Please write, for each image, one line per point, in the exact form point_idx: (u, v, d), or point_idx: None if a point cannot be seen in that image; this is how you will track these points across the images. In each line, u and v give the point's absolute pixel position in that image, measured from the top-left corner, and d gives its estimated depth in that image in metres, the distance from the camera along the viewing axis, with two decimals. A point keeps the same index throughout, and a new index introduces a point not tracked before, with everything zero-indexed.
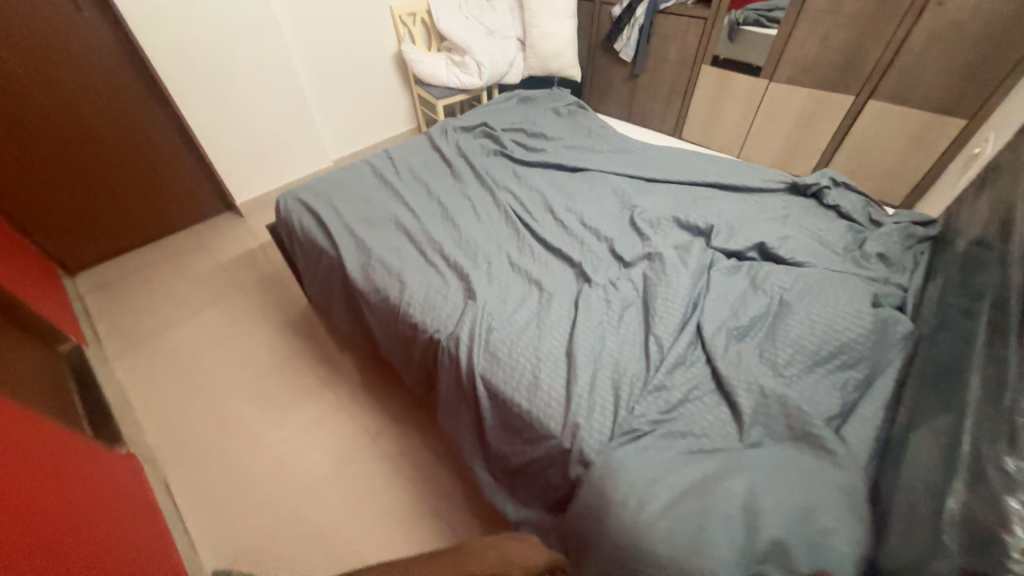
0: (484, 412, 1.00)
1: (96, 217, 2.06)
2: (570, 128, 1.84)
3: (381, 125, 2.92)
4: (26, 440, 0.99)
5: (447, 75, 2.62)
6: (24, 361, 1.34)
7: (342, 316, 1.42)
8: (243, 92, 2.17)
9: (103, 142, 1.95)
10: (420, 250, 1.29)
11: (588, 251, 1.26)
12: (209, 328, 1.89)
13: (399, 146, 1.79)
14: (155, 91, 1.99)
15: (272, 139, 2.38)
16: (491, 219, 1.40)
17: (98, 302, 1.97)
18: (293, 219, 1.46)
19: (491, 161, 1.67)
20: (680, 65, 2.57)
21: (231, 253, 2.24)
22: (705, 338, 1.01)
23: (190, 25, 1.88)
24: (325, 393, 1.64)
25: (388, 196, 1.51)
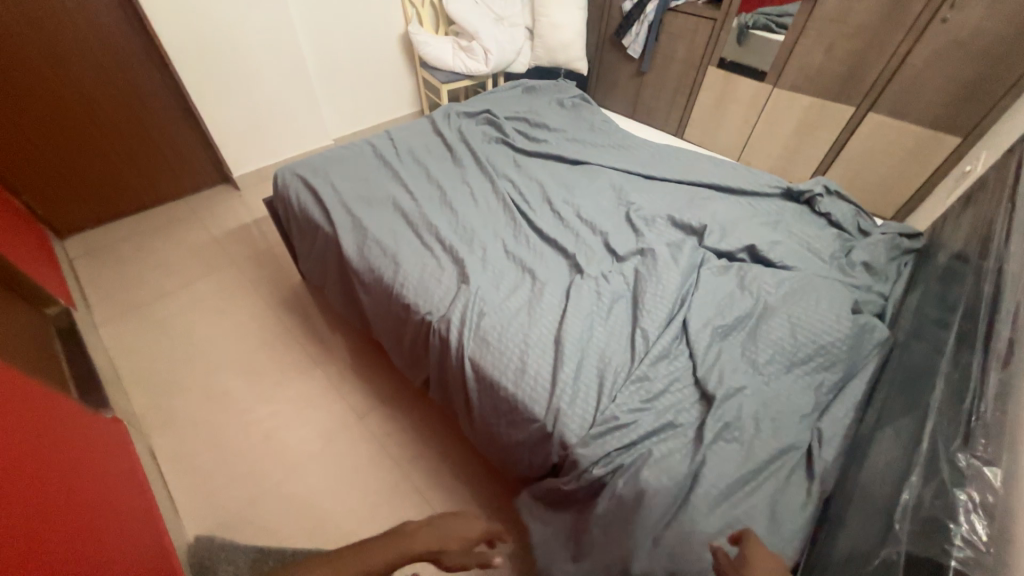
0: (471, 394, 1.03)
1: (87, 179, 2.03)
2: (573, 120, 1.84)
3: (384, 106, 2.90)
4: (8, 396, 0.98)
5: (453, 60, 2.61)
6: (12, 321, 1.33)
7: (335, 294, 1.43)
8: (246, 63, 2.14)
9: (98, 105, 1.92)
10: (416, 232, 1.30)
11: (582, 243, 1.28)
12: (200, 300, 1.88)
13: (401, 127, 1.79)
14: (154, 55, 1.95)
15: (272, 113, 2.36)
16: (488, 206, 1.41)
17: (88, 267, 1.96)
18: (291, 194, 1.45)
19: (492, 148, 1.67)
20: (686, 65, 2.58)
21: (226, 226, 2.22)
22: (690, 334, 1.03)
23: None
24: (315, 370, 1.65)
25: (387, 177, 1.51)
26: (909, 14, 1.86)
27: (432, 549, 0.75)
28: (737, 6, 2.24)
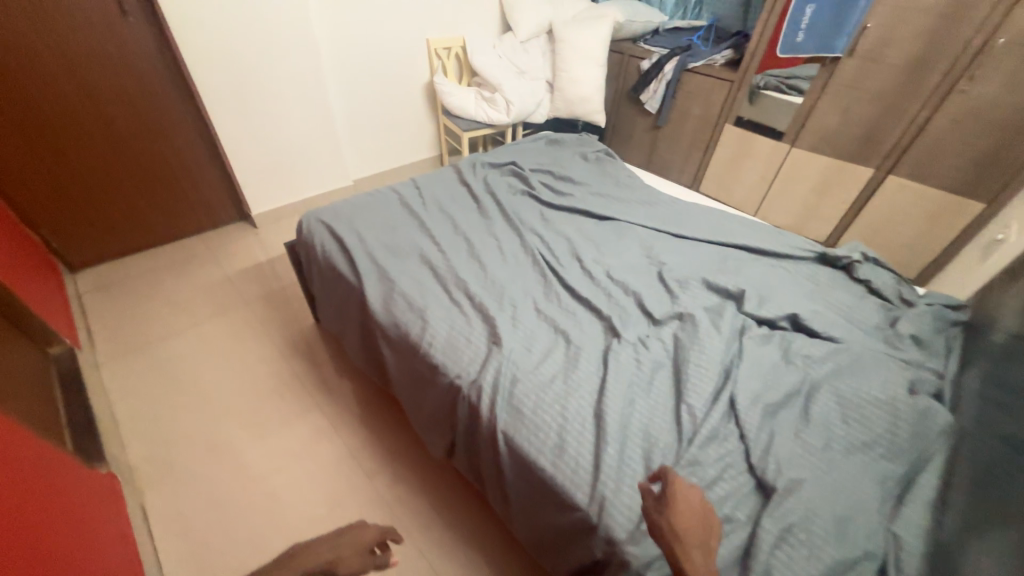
0: (503, 469, 0.94)
1: (106, 213, 2.02)
2: (599, 174, 1.84)
3: (405, 151, 2.95)
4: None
5: (475, 109, 2.68)
6: (12, 363, 1.27)
7: (353, 346, 1.37)
8: (276, 107, 2.17)
9: (126, 141, 1.94)
10: (444, 287, 1.25)
11: (616, 304, 1.23)
12: (208, 343, 1.81)
13: (426, 176, 1.80)
14: (185, 95, 1.99)
15: (297, 155, 2.37)
16: (517, 261, 1.37)
17: (98, 303, 1.92)
18: (315, 241, 1.42)
19: (519, 201, 1.66)
20: (703, 122, 2.62)
21: (240, 264, 2.19)
22: (739, 411, 0.96)
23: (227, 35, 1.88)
24: (323, 424, 1.56)
25: (414, 227, 1.48)
26: (926, 84, 1.90)
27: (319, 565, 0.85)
28: (753, 69, 2.31)
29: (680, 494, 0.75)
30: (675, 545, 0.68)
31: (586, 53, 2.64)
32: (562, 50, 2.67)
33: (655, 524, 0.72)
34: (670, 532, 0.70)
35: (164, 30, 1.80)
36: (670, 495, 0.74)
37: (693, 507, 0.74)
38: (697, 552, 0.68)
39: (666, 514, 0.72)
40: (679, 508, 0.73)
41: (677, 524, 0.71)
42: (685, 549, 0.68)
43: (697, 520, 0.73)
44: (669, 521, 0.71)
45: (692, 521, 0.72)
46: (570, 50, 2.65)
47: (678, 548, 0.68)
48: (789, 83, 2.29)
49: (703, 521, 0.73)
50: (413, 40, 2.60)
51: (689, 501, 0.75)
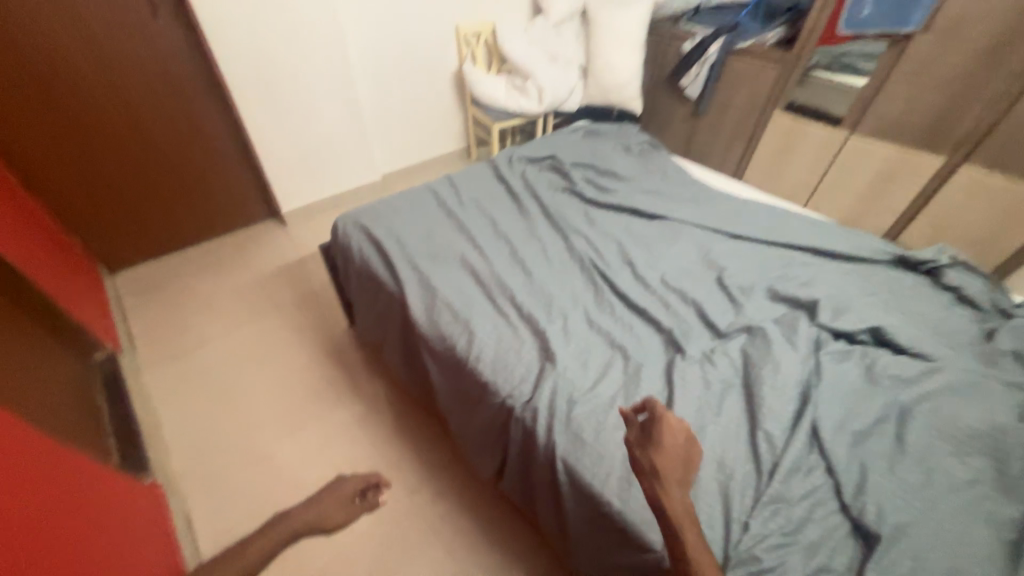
0: (562, 498, 0.88)
1: (141, 213, 2.02)
2: (644, 168, 1.73)
3: (433, 144, 2.87)
4: (38, 469, 0.87)
5: (506, 99, 2.58)
6: (52, 374, 1.28)
7: (394, 354, 1.32)
8: (306, 101, 2.12)
9: (158, 140, 1.92)
10: (489, 295, 1.19)
11: (676, 315, 1.14)
12: (244, 347, 1.81)
13: (461, 172, 1.73)
14: (213, 90, 1.93)
15: (328, 151, 2.32)
16: (563, 265, 1.29)
17: (139, 305, 1.94)
18: (352, 246, 1.37)
19: (560, 198, 1.57)
20: (748, 108, 2.44)
21: (273, 264, 2.18)
22: (824, 440, 0.87)
23: (258, 28, 1.83)
24: (362, 431, 1.53)
25: (453, 229, 1.41)
26: (1015, 60, 1.69)
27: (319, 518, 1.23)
28: (813, 46, 2.12)
29: (666, 429, 0.72)
30: (656, 485, 0.68)
31: (623, 36, 2.48)
32: (597, 34, 2.52)
33: (636, 459, 0.72)
34: (651, 469, 0.70)
35: (193, 25, 1.74)
36: (655, 431, 0.72)
37: (677, 441, 0.72)
38: (677, 490, 0.69)
39: (648, 451, 0.71)
40: (664, 445, 0.71)
41: (658, 461, 0.70)
42: (665, 486, 0.69)
43: (679, 458, 0.72)
44: (650, 459, 0.71)
45: (674, 460, 0.70)
46: (606, 33, 2.49)
47: (659, 487, 0.69)
48: (843, 61, 2.16)
49: (686, 454, 0.72)
50: (441, 28, 2.50)
51: (674, 436, 0.72)
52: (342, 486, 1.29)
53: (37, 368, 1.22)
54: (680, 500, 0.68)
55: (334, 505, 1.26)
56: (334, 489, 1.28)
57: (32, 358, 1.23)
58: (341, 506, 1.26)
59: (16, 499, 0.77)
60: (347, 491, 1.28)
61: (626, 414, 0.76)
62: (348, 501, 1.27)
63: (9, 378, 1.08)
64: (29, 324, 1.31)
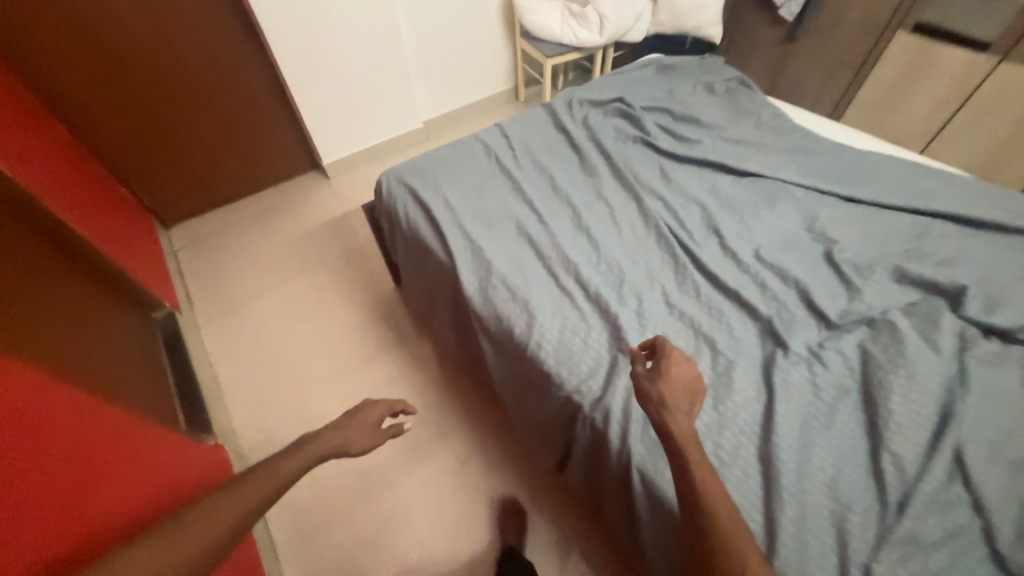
0: (635, 508, 0.78)
1: (189, 165, 1.97)
2: (730, 111, 1.44)
3: (478, 85, 2.60)
4: (88, 418, 0.87)
5: (562, 30, 2.26)
6: (116, 334, 1.29)
7: (444, 327, 1.23)
8: (344, 42, 1.91)
9: (196, 89, 1.81)
10: (550, 270, 1.04)
11: (775, 299, 0.96)
12: (292, 307, 1.78)
13: (512, 119, 1.52)
14: (249, 31, 1.77)
15: (370, 97, 2.14)
16: (634, 234, 1.11)
17: (192, 260, 1.95)
18: (398, 209, 1.25)
19: (631, 150, 1.34)
20: (861, 29, 2.01)
21: (316, 218, 2.10)
22: (972, 470, 0.70)
23: None
24: (411, 398, 1.50)
25: (506, 189, 1.25)
26: None
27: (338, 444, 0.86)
28: None
29: (671, 362, 0.76)
30: (663, 410, 0.71)
31: None
32: None
33: (643, 389, 0.74)
34: (659, 399, 0.72)
35: None
36: (662, 363, 0.76)
37: (684, 376, 0.75)
38: (685, 417, 0.71)
39: (655, 382, 0.74)
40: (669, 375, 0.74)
41: (666, 393, 0.73)
42: (671, 413, 0.71)
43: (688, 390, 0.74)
44: (658, 389, 0.73)
45: (681, 391, 0.73)
46: None
47: (666, 413, 0.71)
48: None
49: (694, 388, 0.74)
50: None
51: (681, 370, 0.75)
52: (368, 410, 0.94)
53: (101, 331, 1.23)
54: (686, 426, 0.69)
55: (361, 430, 0.90)
56: (359, 411, 0.93)
57: (96, 319, 1.24)
58: (369, 431, 0.90)
59: (64, 434, 0.79)
60: (374, 416, 0.93)
61: (633, 351, 0.80)
62: (376, 427, 0.92)
63: (76, 346, 1.08)
64: (90, 286, 1.31)
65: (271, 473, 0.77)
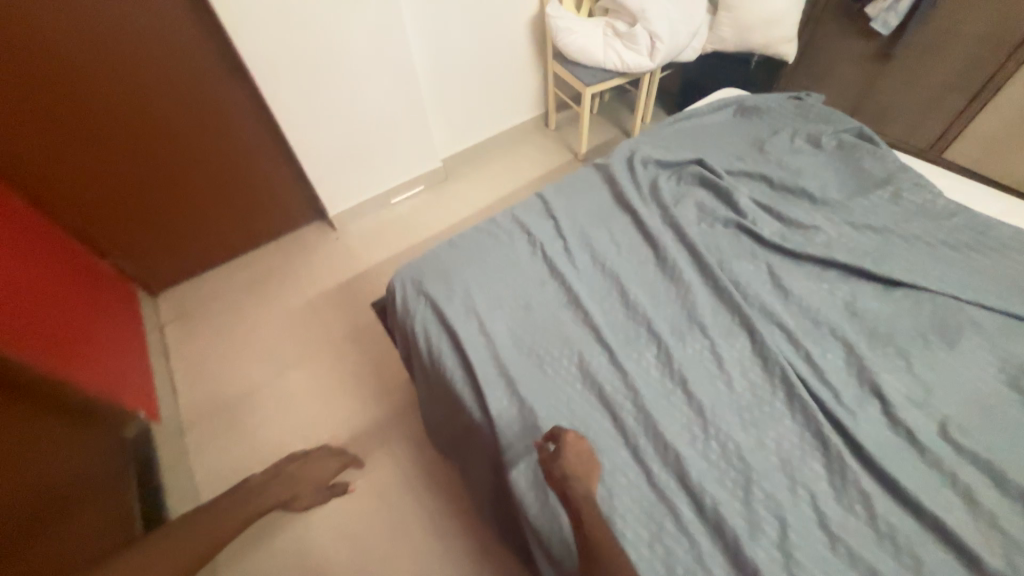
0: None
1: (179, 227, 1.70)
2: (849, 180, 1.10)
3: (502, 114, 2.28)
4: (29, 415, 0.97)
5: (604, 53, 1.93)
6: (77, 445, 1.05)
7: (480, 491, 0.93)
8: (350, 79, 1.61)
9: (182, 146, 1.54)
10: (635, 455, 0.72)
11: (995, 529, 0.63)
12: (296, 401, 1.53)
13: (554, 187, 1.21)
14: (239, 73, 1.48)
15: (381, 139, 1.85)
16: (753, 389, 0.77)
17: (182, 338, 1.69)
18: (416, 330, 0.94)
19: (723, 239, 1.01)
20: (984, 47, 1.62)
21: (323, 282, 1.82)
22: None
23: None
24: (437, 542, 1.23)
25: (559, 304, 0.93)
26: None
27: (286, 496, 1.20)
28: None
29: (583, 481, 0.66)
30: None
31: None
32: None
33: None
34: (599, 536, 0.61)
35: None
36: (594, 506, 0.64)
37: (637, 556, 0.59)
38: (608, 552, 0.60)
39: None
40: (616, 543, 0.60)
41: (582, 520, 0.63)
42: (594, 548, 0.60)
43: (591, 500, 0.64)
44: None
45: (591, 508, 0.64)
46: None
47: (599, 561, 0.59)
48: None
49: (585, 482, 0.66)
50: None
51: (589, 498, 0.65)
52: (323, 461, 1.28)
53: (64, 438, 1.02)
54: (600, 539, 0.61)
55: (309, 485, 1.25)
56: (313, 460, 1.28)
57: (58, 425, 1.03)
58: (315, 485, 1.26)
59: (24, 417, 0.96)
60: (326, 469, 1.28)
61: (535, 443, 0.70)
62: (324, 483, 1.28)
63: (22, 520, 0.83)
64: (56, 394, 1.08)
65: (239, 509, 1.12)
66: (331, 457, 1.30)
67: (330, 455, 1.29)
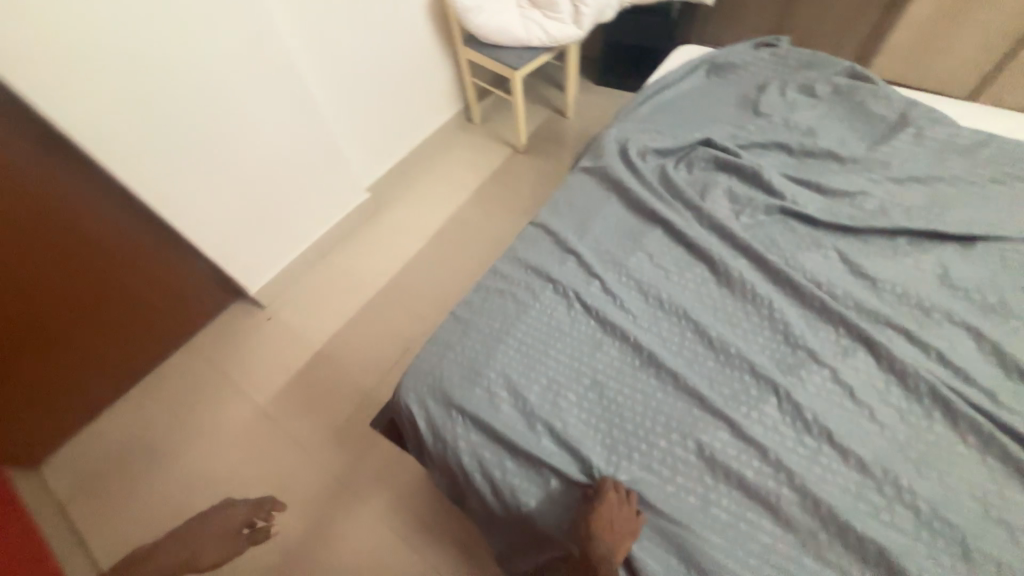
0: None
1: (42, 378, 1.22)
2: (861, 129, 1.01)
3: (420, 118, 1.94)
4: None
5: (524, 29, 1.69)
6: None
7: None
8: (231, 124, 1.20)
9: (17, 278, 1.06)
10: (819, 555, 0.57)
11: None
12: (256, 496, 1.26)
13: (550, 210, 0.98)
14: (70, 156, 1.02)
15: (292, 187, 1.46)
16: (906, 417, 0.64)
17: (99, 512, 1.25)
18: (460, 455, 0.71)
19: (772, 231, 0.87)
20: None
21: (272, 378, 1.45)
22: None
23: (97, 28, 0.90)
24: None
25: (634, 371, 0.73)
26: None
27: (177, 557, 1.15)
28: None
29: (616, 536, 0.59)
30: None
31: None
32: None
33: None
34: None
35: None
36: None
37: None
38: None
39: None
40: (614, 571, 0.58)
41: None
42: None
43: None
44: None
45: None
46: None
47: None
48: None
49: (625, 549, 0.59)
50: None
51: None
52: (234, 509, 1.22)
53: None
54: None
55: (220, 538, 1.18)
56: (221, 511, 1.22)
57: None
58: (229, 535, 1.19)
59: None
60: (239, 516, 1.21)
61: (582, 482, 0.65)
62: (240, 530, 1.20)
63: None
64: None
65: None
66: (248, 501, 1.24)
67: (237, 501, 1.24)
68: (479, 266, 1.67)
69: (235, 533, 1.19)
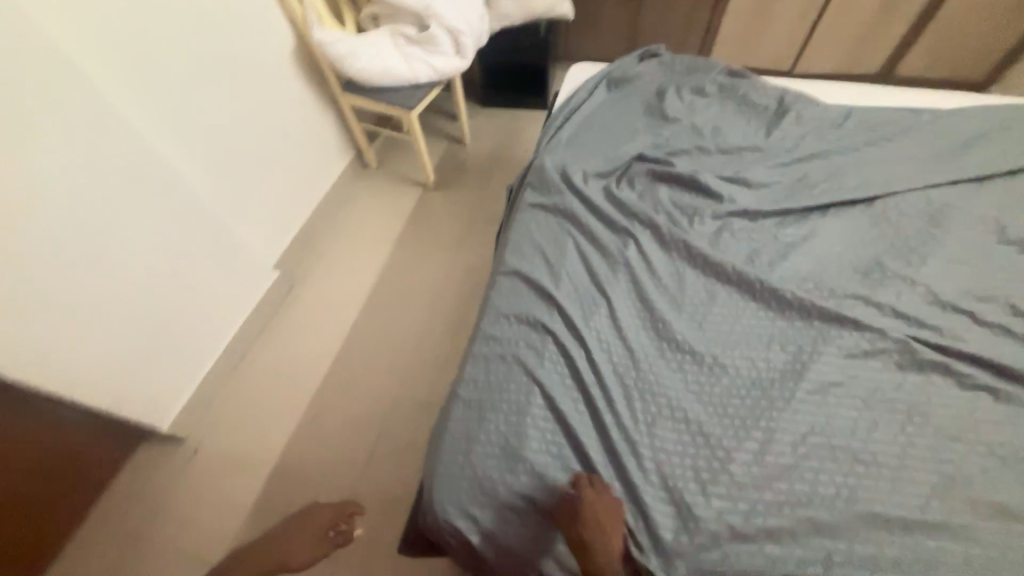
0: None
1: None
2: (753, 120, 1.14)
3: (315, 173, 1.74)
4: None
5: (406, 66, 1.60)
6: None
7: None
8: (82, 240, 0.95)
9: None
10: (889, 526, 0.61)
11: None
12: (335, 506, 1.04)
13: (516, 256, 0.94)
14: None
15: (186, 292, 1.20)
16: (890, 373, 0.73)
17: None
18: (529, 552, 0.64)
19: (724, 231, 0.93)
20: None
21: (224, 522, 1.19)
22: None
23: None
24: None
25: (665, 405, 0.72)
26: None
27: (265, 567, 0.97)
28: None
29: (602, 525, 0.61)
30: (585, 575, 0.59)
31: None
32: None
33: None
34: None
35: None
36: None
37: None
38: None
39: None
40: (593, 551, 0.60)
41: None
42: None
43: None
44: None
45: None
46: None
47: None
48: None
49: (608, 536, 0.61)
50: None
51: None
52: (317, 513, 1.03)
53: None
54: None
55: (308, 545, 0.99)
56: (308, 514, 1.02)
57: None
58: (315, 542, 0.99)
59: None
60: (322, 519, 1.02)
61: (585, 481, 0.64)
62: (323, 535, 1.00)
63: None
64: None
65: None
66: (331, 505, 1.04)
67: (324, 506, 1.04)
68: (428, 317, 1.51)
69: (322, 540, 0.99)
